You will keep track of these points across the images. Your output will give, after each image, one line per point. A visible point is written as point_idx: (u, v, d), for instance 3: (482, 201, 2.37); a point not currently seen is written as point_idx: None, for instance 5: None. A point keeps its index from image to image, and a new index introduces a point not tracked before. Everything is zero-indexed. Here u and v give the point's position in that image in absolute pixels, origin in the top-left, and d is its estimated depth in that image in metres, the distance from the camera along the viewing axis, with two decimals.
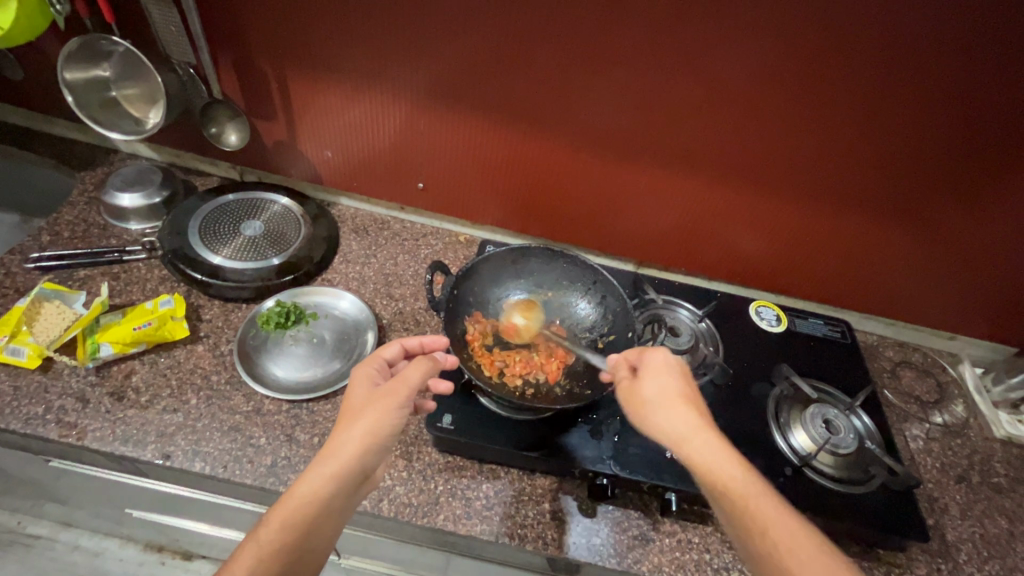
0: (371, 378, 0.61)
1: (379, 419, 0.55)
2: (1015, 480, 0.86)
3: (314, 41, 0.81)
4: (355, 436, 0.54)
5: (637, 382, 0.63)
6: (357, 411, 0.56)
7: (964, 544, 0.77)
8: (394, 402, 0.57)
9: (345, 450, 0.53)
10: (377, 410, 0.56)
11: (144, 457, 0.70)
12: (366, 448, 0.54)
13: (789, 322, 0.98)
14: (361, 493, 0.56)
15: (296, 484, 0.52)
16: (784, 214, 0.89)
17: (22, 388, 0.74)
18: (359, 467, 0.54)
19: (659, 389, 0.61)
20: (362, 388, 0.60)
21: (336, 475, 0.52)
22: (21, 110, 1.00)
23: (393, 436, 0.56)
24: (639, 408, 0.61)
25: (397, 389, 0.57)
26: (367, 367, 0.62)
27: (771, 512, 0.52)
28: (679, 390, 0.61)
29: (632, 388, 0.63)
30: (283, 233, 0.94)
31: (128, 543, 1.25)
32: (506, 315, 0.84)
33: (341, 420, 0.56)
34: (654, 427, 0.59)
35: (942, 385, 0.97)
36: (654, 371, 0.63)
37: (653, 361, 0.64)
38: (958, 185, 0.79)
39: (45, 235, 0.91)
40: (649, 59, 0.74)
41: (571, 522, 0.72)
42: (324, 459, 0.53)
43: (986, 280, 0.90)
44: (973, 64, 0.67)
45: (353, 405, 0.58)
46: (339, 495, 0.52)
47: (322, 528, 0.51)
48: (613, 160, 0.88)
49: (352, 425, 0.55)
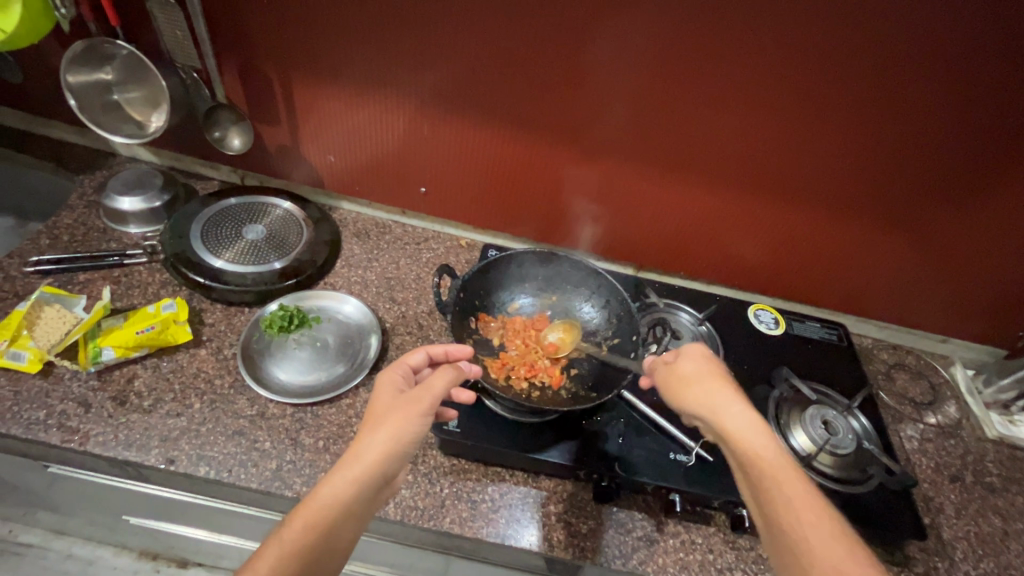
0: (395, 384, 0.61)
1: (401, 424, 0.55)
2: (1007, 479, 0.88)
3: (320, 46, 0.81)
4: (379, 440, 0.54)
5: (675, 364, 0.65)
6: (382, 416, 0.57)
7: (961, 543, 0.78)
8: (419, 409, 0.57)
9: (368, 454, 0.53)
10: (400, 416, 0.56)
11: (148, 462, 0.70)
12: (389, 452, 0.54)
13: (787, 324, 0.99)
14: (382, 499, 0.56)
15: (318, 486, 0.51)
16: (784, 219, 0.91)
17: (23, 393, 0.73)
18: (381, 473, 0.53)
19: (698, 370, 0.63)
20: (386, 394, 0.60)
21: (358, 479, 0.52)
22: (19, 113, 1.00)
23: (416, 442, 0.56)
24: (675, 388, 0.63)
25: (421, 397, 0.58)
26: (392, 373, 0.62)
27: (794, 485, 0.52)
28: (718, 373, 0.63)
29: (668, 371, 0.65)
30: (285, 238, 0.94)
31: (121, 551, 1.23)
32: (542, 334, 0.84)
33: (365, 423, 0.57)
34: (691, 404, 0.61)
35: (935, 387, 0.99)
36: (692, 356, 0.65)
37: (693, 347, 0.66)
38: (956, 187, 0.80)
39: (44, 239, 0.90)
40: (654, 67, 0.75)
41: (576, 524, 0.72)
42: (348, 463, 0.53)
43: (978, 283, 0.92)
44: (974, 69, 0.68)
45: (377, 409, 0.58)
46: (362, 498, 0.52)
47: (343, 532, 0.50)
48: (614, 164, 0.89)
49: (377, 429, 0.55)
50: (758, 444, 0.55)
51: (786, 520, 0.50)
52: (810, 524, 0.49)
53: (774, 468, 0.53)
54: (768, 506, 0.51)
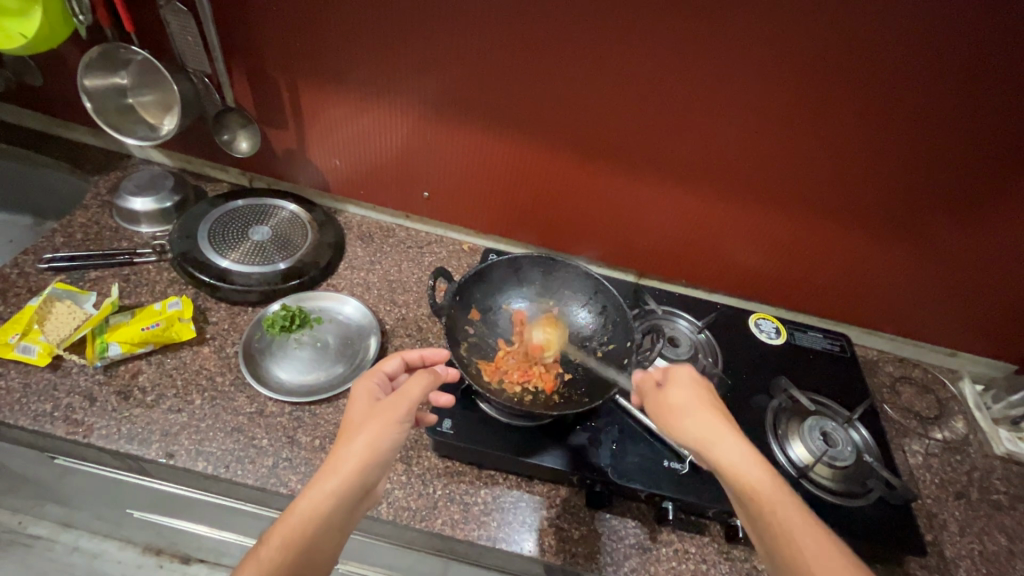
0: (372, 393, 0.62)
1: (379, 433, 0.56)
2: (1014, 497, 0.86)
3: (327, 52, 0.83)
4: (358, 450, 0.55)
5: (664, 392, 0.65)
6: (359, 425, 0.57)
7: (963, 561, 0.76)
8: (396, 416, 0.58)
9: (346, 464, 0.54)
10: (378, 425, 0.56)
11: (148, 456, 0.71)
12: (368, 462, 0.54)
13: (789, 334, 0.98)
14: (363, 508, 0.56)
15: (297, 499, 0.52)
16: (782, 226, 0.90)
17: (31, 385, 0.75)
18: (360, 483, 0.54)
19: (687, 400, 0.63)
20: (362, 403, 0.60)
21: (338, 490, 0.53)
22: (39, 115, 1.03)
23: (395, 449, 0.57)
24: (665, 417, 0.63)
25: (398, 404, 0.58)
26: (368, 382, 0.63)
27: (795, 520, 0.51)
28: (705, 400, 0.63)
29: (658, 398, 0.65)
30: (290, 240, 0.96)
31: (126, 546, 1.26)
32: (528, 330, 0.84)
33: (342, 434, 0.57)
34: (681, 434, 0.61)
35: (942, 401, 0.97)
36: (680, 382, 0.65)
37: (680, 372, 0.66)
38: (959, 196, 0.79)
39: (59, 237, 0.93)
40: (653, 75, 0.76)
41: (569, 529, 0.72)
42: (327, 474, 0.53)
43: (987, 296, 0.90)
44: (975, 79, 0.68)
45: (354, 419, 0.59)
46: (340, 509, 0.53)
47: (324, 544, 0.51)
48: (614, 171, 0.89)
49: (354, 439, 0.55)
50: (753, 474, 0.55)
51: (794, 563, 0.49)
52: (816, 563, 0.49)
53: (772, 502, 0.53)
54: (776, 548, 0.51)
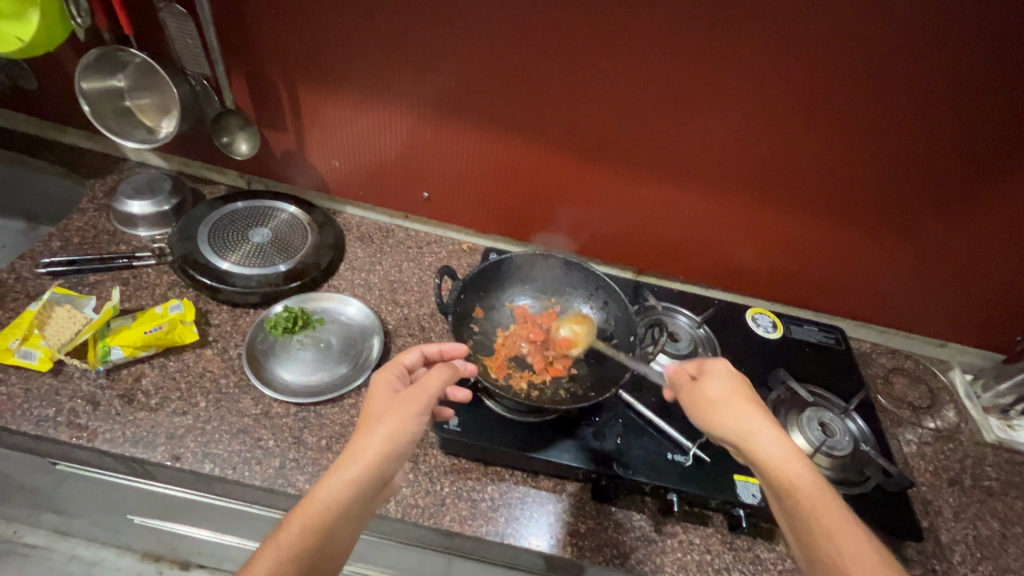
0: (390, 385, 0.62)
1: (399, 425, 0.57)
2: (1006, 483, 0.88)
3: (327, 55, 0.83)
4: (377, 442, 0.55)
5: (699, 385, 0.66)
6: (378, 417, 0.58)
7: (958, 546, 0.78)
8: (415, 408, 0.58)
9: (365, 455, 0.54)
10: (398, 416, 0.57)
11: (154, 459, 0.71)
12: (386, 454, 0.55)
13: (785, 328, 1.00)
14: (380, 499, 0.57)
15: (316, 488, 0.52)
16: (778, 221, 0.92)
17: (33, 390, 0.75)
18: (380, 473, 0.55)
19: (725, 392, 0.64)
20: (381, 395, 0.61)
21: (357, 479, 0.53)
22: (33, 119, 1.02)
23: (412, 442, 0.58)
24: (701, 408, 0.64)
25: (418, 396, 0.59)
26: (387, 373, 0.64)
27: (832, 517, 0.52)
28: (743, 394, 0.64)
29: (693, 390, 0.66)
30: (290, 241, 0.96)
31: (124, 553, 1.25)
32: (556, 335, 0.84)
33: (362, 425, 0.58)
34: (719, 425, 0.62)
35: (933, 391, 1.00)
36: (716, 375, 0.66)
37: (715, 366, 0.67)
38: (950, 189, 0.81)
39: (56, 241, 0.93)
40: (651, 75, 0.77)
41: (576, 522, 0.73)
42: (346, 464, 0.54)
43: (977, 287, 0.93)
44: (965, 78, 0.70)
45: (374, 411, 0.59)
46: (358, 500, 0.53)
47: (342, 532, 0.52)
48: (613, 169, 0.90)
49: (374, 429, 0.56)
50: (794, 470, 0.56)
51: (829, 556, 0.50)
52: (851, 557, 0.50)
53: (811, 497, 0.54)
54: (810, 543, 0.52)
